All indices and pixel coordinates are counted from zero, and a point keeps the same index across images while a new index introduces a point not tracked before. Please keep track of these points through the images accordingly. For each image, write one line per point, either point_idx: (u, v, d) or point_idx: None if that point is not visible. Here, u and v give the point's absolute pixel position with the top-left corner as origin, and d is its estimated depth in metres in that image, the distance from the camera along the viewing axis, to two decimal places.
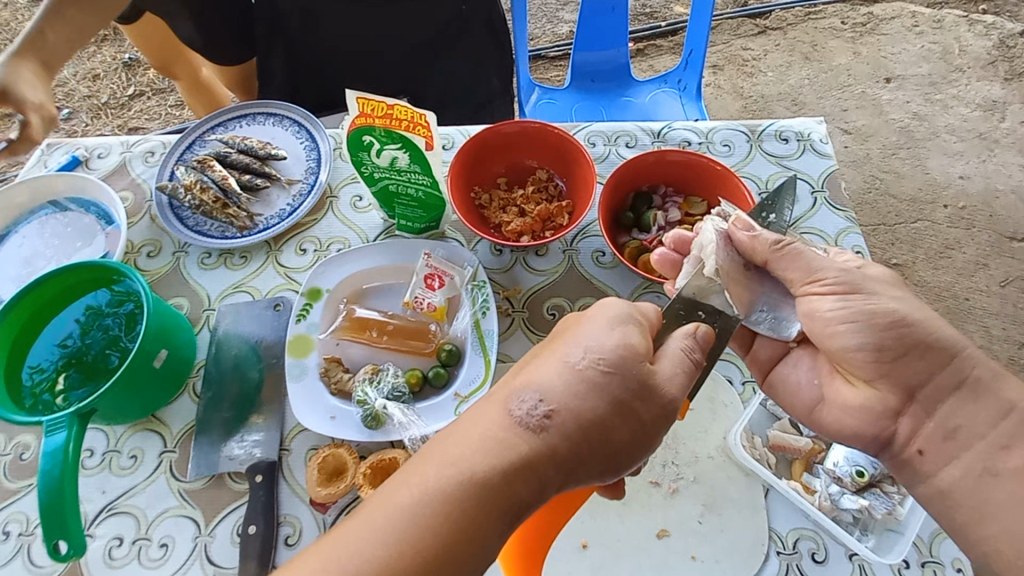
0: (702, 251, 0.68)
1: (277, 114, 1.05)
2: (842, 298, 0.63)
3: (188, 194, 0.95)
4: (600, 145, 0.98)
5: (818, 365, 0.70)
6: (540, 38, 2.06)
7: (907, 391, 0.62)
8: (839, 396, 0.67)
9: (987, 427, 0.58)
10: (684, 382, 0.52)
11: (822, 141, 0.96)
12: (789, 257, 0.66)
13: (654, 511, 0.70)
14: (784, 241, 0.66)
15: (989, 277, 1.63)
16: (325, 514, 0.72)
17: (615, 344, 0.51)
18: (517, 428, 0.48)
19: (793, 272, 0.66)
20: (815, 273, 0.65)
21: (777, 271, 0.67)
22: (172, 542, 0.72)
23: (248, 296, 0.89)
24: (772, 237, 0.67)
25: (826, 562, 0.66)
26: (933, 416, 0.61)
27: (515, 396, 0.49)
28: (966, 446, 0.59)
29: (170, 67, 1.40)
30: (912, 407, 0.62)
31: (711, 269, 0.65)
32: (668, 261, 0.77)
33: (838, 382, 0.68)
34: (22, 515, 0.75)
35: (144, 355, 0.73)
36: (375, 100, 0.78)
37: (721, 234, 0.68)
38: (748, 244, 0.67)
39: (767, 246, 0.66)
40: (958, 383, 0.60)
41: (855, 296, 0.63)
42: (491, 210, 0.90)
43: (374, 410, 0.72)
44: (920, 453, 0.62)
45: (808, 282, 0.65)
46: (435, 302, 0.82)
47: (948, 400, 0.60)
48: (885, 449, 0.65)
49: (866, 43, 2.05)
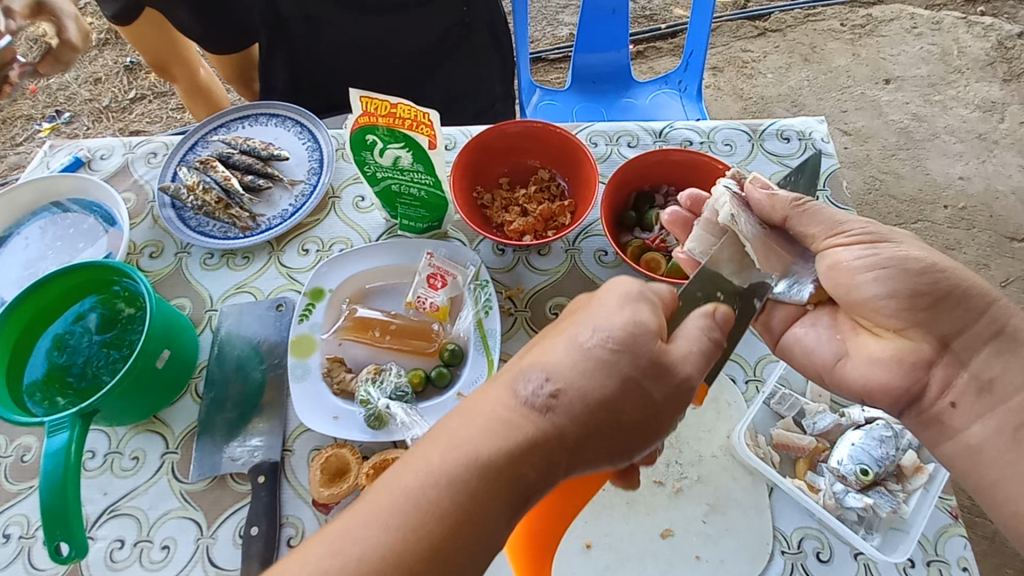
0: (715, 207, 0.71)
1: (279, 115, 1.05)
2: (868, 248, 0.63)
3: (191, 195, 0.95)
4: (602, 145, 0.98)
5: (838, 323, 0.70)
6: (540, 40, 2.07)
7: (939, 340, 0.62)
8: (866, 349, 0.66)
9: (1022, 380, 0.58)
10: (686, 382, 0.50)
11: (824, 140, 0.96)
12: (810, 214, 0.67)
13: (658, 512, 0.70)
14: (803, 199, 0.68)
15: (990, 278, 1.63)
16: (327, 514, 0.71)
17: (624, 323, 0.51)
18: (524, 408, 0.47)
19: (812, 227, 0.67)
20: (838, 225, 0.66)
21: (796, 229, 0.68)
22: (175, 544, 0.71)
23: (251, 296, 0.89)
24: (790, 197, 0.68)
25: (831, 562, 0.66)
26: (967, 367, 0.61)
27: (522, 376, 0.49)
28: (1001, 400, 0.59)
29: (175, 69, 1.36)
30: (945, 357, 0.62)
31: (727, 215, 0.68)
32: (679, 220, 0.78)
33: (863, 336, 0.67)
34: (24, 517, 0.75)
35: (148, 355, 0.73)
36: (378, 98, 0.78)
37: (739, 197, 0.71)
38: (766, 200, 0.68)
39: (785, 202, 0.68)
40: (996, 331, 0.60)
41: (883, 245, 0.63)
42: (493, 210, 0.90)
43: (377, 410, 0.72)
44: (952, 406, 0.61)
45: (831, 236, 0.66)
46: (438, 301, 0.82)
47: (984, 349, 0.60)
48: (913, 405, 0.64)
49: (865, 44, 2.06)
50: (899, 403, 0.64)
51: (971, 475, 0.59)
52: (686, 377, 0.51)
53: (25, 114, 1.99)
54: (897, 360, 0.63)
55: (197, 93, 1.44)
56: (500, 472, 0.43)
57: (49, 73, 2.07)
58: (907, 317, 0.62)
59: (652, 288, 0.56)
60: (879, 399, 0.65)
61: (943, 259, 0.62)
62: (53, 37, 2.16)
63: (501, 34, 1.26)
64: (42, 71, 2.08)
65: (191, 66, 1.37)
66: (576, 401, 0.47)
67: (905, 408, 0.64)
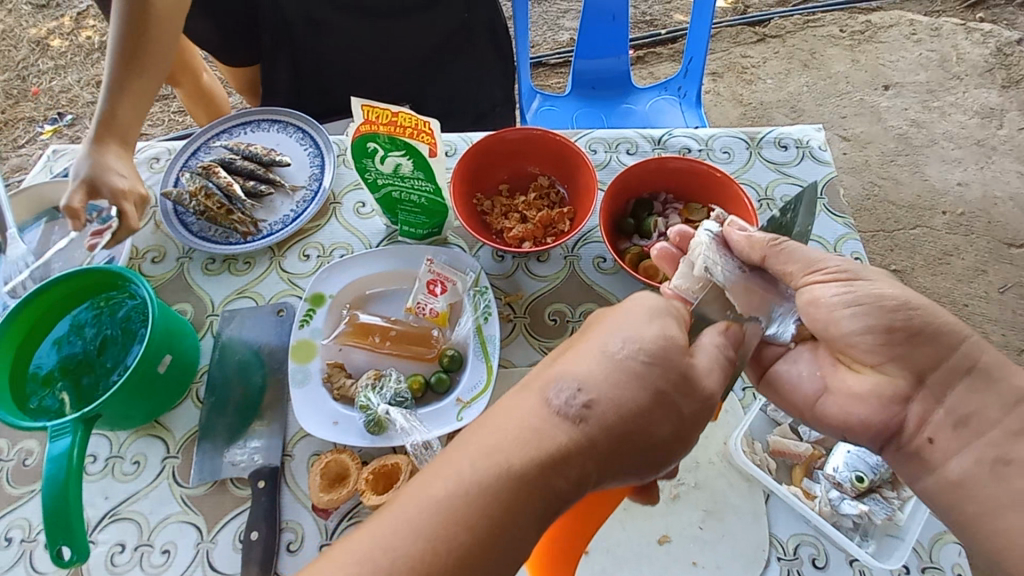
0: (693, 252, 0.68)
1: (281, 121, 1.06)
2: (844, 286, 0.63)
3: (193, 200, 0.96)
4: (601, 152, 0.99)
5: (818, 358, 0.69)
6: (541, 45, 2.08)
7: (915, 377, 0.61)
8: (845, 385, 0.65)
9: (999, 414, 0.57)
10: (704, 395, 0.52)
11: (821, 149, 0.97)
12: (786, 253, 0.65)
13: (655, 518, 0.70)
14: (778, 239, 0.66)
15: (988, 283, 1.63)
16: (327, 519, 0.72)
17: (656, 334, 0.52)
18: (556, 419, 0.47)
19: (790, 268, 0.65)
20: (814, 264, 0.65)
21: (774, 268, 0.67)
22: (175, 548, 0.72)
23: (252, 302, 0.90)
24: (767, 236, 0.66)
25: (826, 568, 0.67)
26: (944, 403, 0.60)
27: (551, 387, 0.49)
28: (979, 434, 0.58)
29: (182, 80, 1.38)
30: (922, 392, 0.61)
31: (701, 269, 0.66)
32: (667, 257, 0.74)
33: (842, 371, 0.66)
34: (26, 520, 0.75)
35: (149, 360, 0.74)
36: (379, 107, 0.79)
37: (716, 238, 0.69)
38: (744, 243, 0.67)
39: (764, 244, 0.66)
40: (970, 367, 0.59)
41: (856, 283, 0.63)
42: (493, 217, 0.91)
43: (376, 415, 0.72)
44: (931, 440, 0.60)
45: (807, 275, 0.65)
46: (438, 307, 0.82)
47: (959, 385, 0.59)
48: (892, 440, 0.63)
49: (864, 50, 2.07)
50: (878, 437, 0.64)
51: (952, 509, 0.58)
52: (679, 386, 0.51)
53: (27, 116, 2.00)
54: (876, 399, 0.63)
55: (200, 96, 1.46)
56: (496, 481, 0.43)
57: (51, 76, 2.09)
58: (881, 353, 0.62)
59: (647, 297, 0.57)
60: (861, 434, 0.64)
61: (916, 297, 0.61)
62: (56, 40, 2.17)
63: (501, 39, 1.27)
64: (45, 73, 2.09)
65: (196, 72, 1.40)
66: (575, 408, 0.47)
67: (884, 443, 0.64)
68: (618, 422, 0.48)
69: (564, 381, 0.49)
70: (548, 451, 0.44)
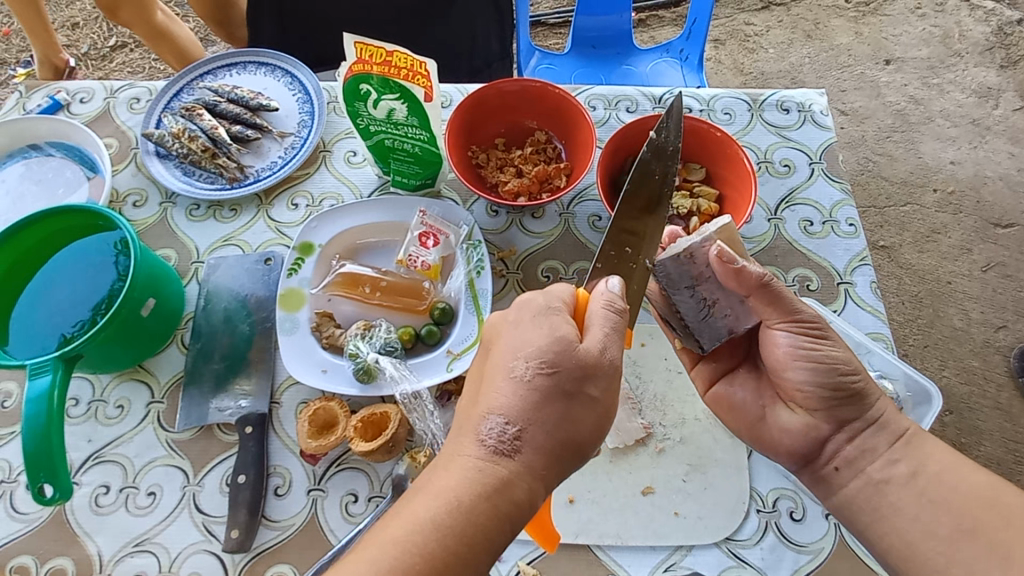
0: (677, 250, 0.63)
1: (268, 64, 1.02)
2: (814, 339, 0.61)
3: (176, 142, 0.92)
4: (600, 109, 0.97)
5: (761, 389, 0.69)
6: (541, 3, 2.01)
7: (839, 422, 0.62)
8: (779, 419, 0.66)
9: None
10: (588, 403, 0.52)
11: (822, 113, 0.95)
12: (770, 295, 0.61)
13: (640, 470, 0.71)
14: (766, 277, 0.60)
15: (972, 262, 1.63)
16: (314, 465, 0.72)
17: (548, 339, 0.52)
18: (486, 447, 0.49)
19: (771, 314, 0.62)
20: (795, 319, 0.61)
21: (755, 305, 0.63)
22: (161, 490, 0.72)
23: (238, 250, 0.88)
24: (756, 275, 0.60)
25: (803, 521, 0.69)
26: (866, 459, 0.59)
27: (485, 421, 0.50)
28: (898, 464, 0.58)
29: (123, 13, 1.28)
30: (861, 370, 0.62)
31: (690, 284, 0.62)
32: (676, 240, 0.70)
33: (780, 407, 0.67)
34: (6, 462, 0.74)
35: (131, 302, 0.72)
36: (373, 45, 0.75)
37: (713, 254, 0.60)
38: (736, 277, 0.60)
39: (752, 283, 0.60)
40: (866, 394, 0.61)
41: (820, 343, 0.61)
42: (488, 170, 0.88)
43: (365, 363, 0.72)
44: (835, 470, 0.62)
45: (782, 322, 0.62)
46: (429, 260, 0.81)
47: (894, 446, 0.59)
48: (806, 465, 0.65)
49: (868, 23, 2.04)
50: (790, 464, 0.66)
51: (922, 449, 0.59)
52: (605, 379, 0.52)
53: None
54: (803, 432, 0.64)
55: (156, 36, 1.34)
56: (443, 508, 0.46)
57: None
58: None
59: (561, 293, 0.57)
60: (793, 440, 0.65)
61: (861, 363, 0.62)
62: None
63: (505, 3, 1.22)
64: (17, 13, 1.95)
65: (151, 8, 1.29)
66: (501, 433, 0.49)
67: (802, 465, 0.65)
68: (539, 455, 0.50)
69: (496, 417, 0.50)
70: (466, 527, 0.46)
